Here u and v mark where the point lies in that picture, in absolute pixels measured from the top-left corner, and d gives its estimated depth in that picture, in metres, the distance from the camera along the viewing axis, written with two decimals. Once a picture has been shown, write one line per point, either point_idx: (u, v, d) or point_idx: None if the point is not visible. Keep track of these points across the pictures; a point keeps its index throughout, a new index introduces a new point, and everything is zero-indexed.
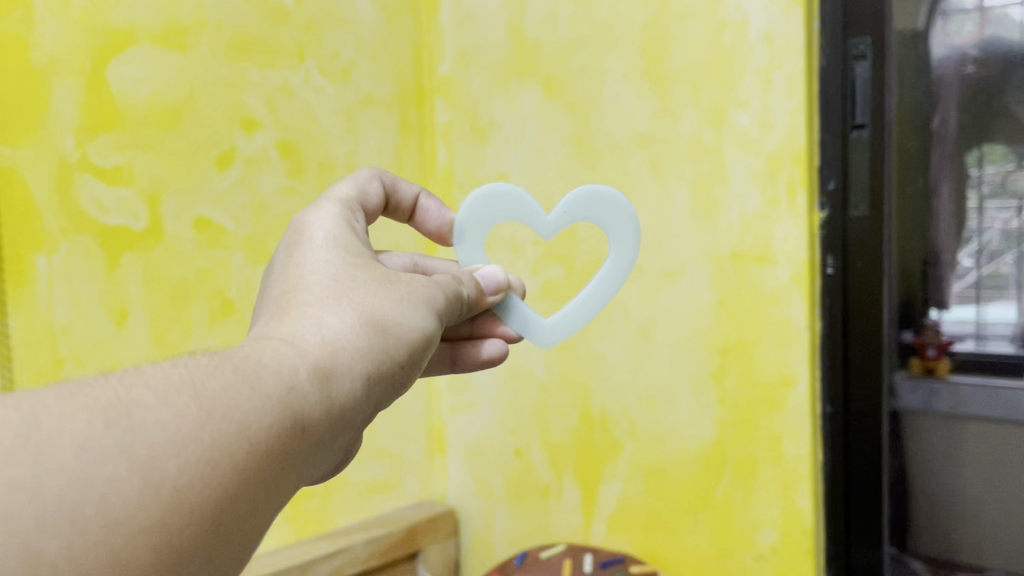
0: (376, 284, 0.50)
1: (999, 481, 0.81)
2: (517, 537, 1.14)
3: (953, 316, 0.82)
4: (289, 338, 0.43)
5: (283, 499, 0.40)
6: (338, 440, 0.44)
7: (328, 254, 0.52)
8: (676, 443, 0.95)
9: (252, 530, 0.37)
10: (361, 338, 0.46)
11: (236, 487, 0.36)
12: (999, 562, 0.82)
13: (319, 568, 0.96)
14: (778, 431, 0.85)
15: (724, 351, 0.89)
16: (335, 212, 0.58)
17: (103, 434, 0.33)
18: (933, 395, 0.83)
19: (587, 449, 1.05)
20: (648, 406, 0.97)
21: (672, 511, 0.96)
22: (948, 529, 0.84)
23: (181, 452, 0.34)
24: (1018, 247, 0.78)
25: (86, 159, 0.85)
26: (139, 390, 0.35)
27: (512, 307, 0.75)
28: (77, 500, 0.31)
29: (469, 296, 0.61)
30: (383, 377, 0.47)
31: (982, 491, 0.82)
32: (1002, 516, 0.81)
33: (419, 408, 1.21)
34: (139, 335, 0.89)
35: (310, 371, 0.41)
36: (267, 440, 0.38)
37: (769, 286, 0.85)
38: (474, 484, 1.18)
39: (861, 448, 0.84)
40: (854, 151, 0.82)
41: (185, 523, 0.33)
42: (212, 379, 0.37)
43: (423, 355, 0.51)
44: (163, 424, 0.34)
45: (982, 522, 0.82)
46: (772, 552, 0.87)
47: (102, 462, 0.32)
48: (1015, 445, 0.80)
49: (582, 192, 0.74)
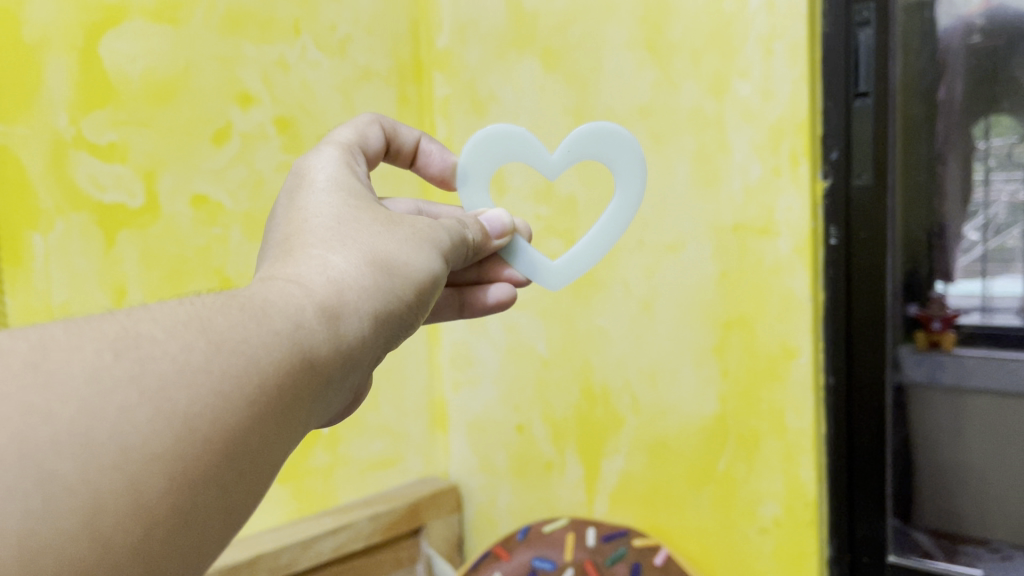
0: (379, 226, 0.50)
1: (1004, 455, 0.80)
2: (519, 513, 1.14)
3: (959, 289, 0.81)
4: (295, 279, 0.43)
5: (294, 438, 0.39)
6: (348, 380, 0.43)
7: (330, 198, 0.51)
8: (677, 417, 0.95)
9: (266, 465, 0.37)
10: (368, 277, 0.45)
11: (248, 419, 0.35)
12: (1003, 534, 0.81)
13: (322, 544, 0.97)
14: (780, 403, 0.85)
15: (726, 323, 0.89)
16: (335, 156, 0.58)
17: (112, 364, 0.32)
18: (938, 368, 0.82)
19: (590, 425, 1.05)
20: (650, 380, 0.97)
21: (675, 484, 0.96)
22: (955, 502, 0.83)
23: (191, 384, 0.33)
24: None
25: (80, 136, 0.84)
26: (145, 324, 0.35)
27: (519, 251, 0.74)
28: (91, 424, 0.30)
29: (474, 242, 0.60)
30: (389, 318, 0.46)
31: (986, 465, 0.81)
32: (1006, 490, 0.80)
33: (422, 385, 1.21)
34: None
35: (317, 309, 0.41)
36: (276, 375, 0.37)
37: (771, 257, 0.84)
38: (477, 459, 1.19)
39: (865, 420, 0.83)
40: (857, 119, 0.80)
41: (199, 454, 0.33)
42: (217, 315, 0.37)
43: (427, 298, 0.51)
44: (171, 356, 0.34)
45: (988, 496, 0.81)
46: (776, 525, 0.87)
47: (112, 391, 0.31)
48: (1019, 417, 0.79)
49: (585, 129, 0.72)
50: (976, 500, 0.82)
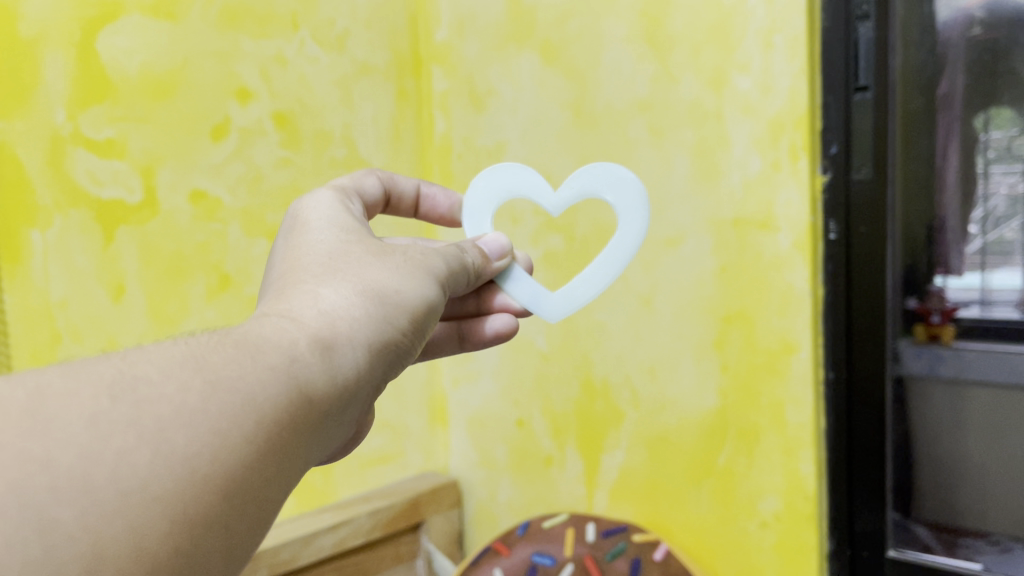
0: (375, 256, 0.50)
1: (1003, 447, 0.81)
2: (520, 507, 1.14)
3: (959, 281, 0.81)
4: (291, 313, 0.43)
5: (297, 472, 0.39)
6: (348, 412, 0.43)
7: (326, 233, 0.52)
8: (676, 412, 0.95)
9: (269, 500, 0.37)
10: (365, 307, 0.45)
11: (248, 456, 0.35)
12: (1003, 526, 0.81)
13: (322, 540, 0.97)
14: (781, 398, 0.85)
15: (726, 318, 0.89)
16: (333, 194, 0.58)
17: (109, 408, 0.32)
18: (938, 362, 0.82)
19: (589, 420, 1.05)
20: (650, 374, 0.97)
21: (675, 479, 0.96)
22: (954, 496, 0.84)
23: (189, 423, 0.33)
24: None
25: (78, 132, 0.84)
26: (142, 366, 0.35)
27: (514, 277, 0.72)
28: (87, 470, 0.30)
29: (475, 267, 0.60)
30: (388, 347, 0.46)
31: (986, 458, 0.82)
32: (1005, 482, 0.81)
33: (422, 380, 1.21)
34: (136, 309, 0.88)
35: (312, 341, 0.41)
36: (275, 410, 0.37)
37: (771, 252, 0.84)
38: (477, 454, 1.19)
39: (865, 415, 0.83)
40: (857, 113, 0.80)
41: (199, 493, 0.33)
42: (211, 353, 0.37)
43: (426, 324, 0.51)
44: (168, 397, 0.34)
45: (989, 489, 0.82)
46: (775, 519, 0.87)
47: (110, 435, 0.32)
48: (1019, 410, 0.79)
49: (591, 167, 0.73)
50: (975, 493, 0.83)
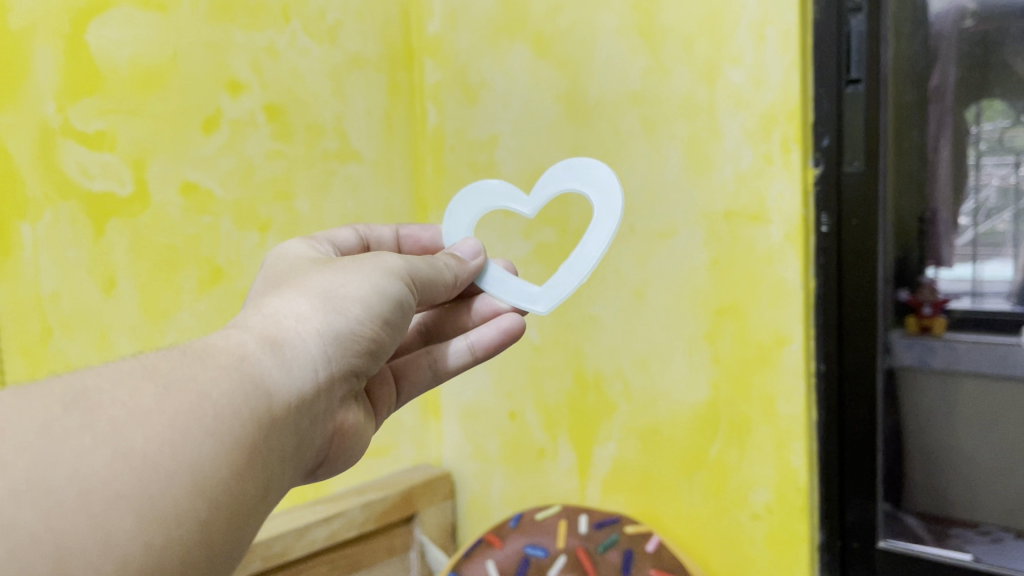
0: (326, 271, 0.53)
1: (993, 438, 0.81)
2: (513, 499, 1.14)
3: (951, 273, 0.81)
4: (244, 326, 0.46)
5: (267, 466, 0.41)
6: (310, 410, 0.46)
7: (279, 270, 0.55)
8: (668, 404, 0.95)
9: (240, 493, 0.38)
10: (315, 313, 0.48)
11: (210, 450, 0.37)
12: (993, 516, 0.81)
13: (315, 532, 0.97)
14: (772, 390, 0.85)
15: (718, 311, 0.89)
16: (293, 244, 0.62)
17: (62, 416, 0.34)
18: (929, 353, 0.82)
19: (582, 412, 1.05)
20: (642, 367, 0.97)
21: (666, 471, 0.96)
22: (944, 487, 0.84)
23: (144, 422, 0.35)
24: (1015, 204, 0.77)
25: (68, 124, 0.83)
26: (94, 379, 0.37)
27: (490, 277, 0.73)
28: (47, 471, 0.32)
29: (450, 272, 0.64)
30: (344, 347, 0.49)
31: (976, 449, 0.82)
32: (995, 472, 0.81)
33: None
34: (128, 302, 0.88)
35: (259, 343, 0.44)
36: (231, 405, 0.39)
37: (764, 244, 0.84)
38: (470, 447, 1.19)
39: (855, 405, 0.83)
40: (849, 106, 0.80)
41: (164, 486, 0.34)
42: (160, 363, 0.40)
43: (386, 326, 0.53)
44: (121, 402, 0.36)
45: (978, 481, 0.82)
46: (767, 511, 0.87)
47: (65, 438, 0.33)
48: (1008, 400, 0.79)
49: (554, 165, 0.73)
50: (964, 485, 0.83)
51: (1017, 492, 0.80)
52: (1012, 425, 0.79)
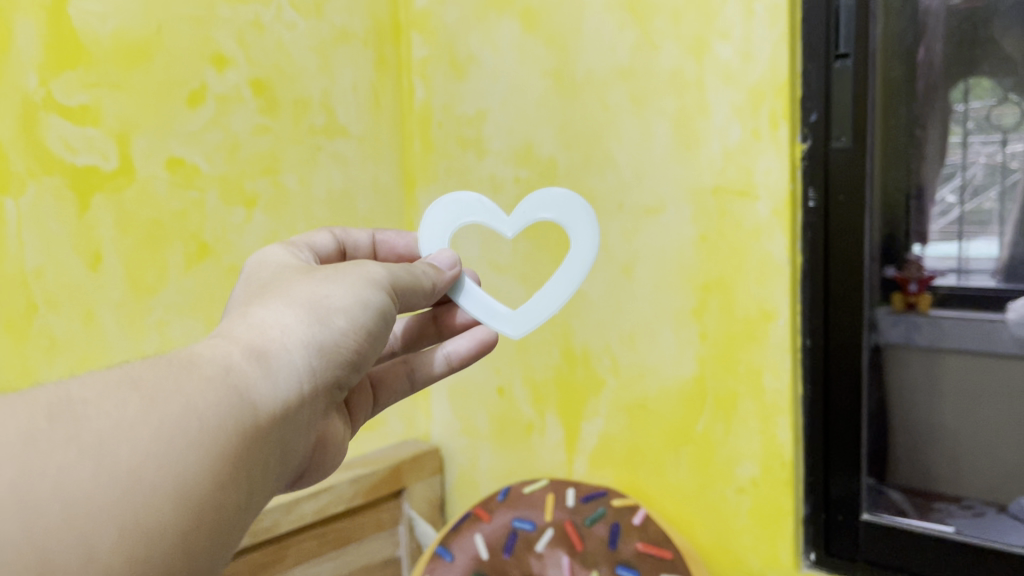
0: (317, 274, 0.53)
1: (976, 413, 0.81)
2: (501, 474, 1.15)
3: (935, 251, 0.81)
4: (232, 334, 0.46)
5: (251, 475, 0.41)
6: (296, 419, 0.46)
7: (271, 269, 0.55)
8: (655, 379, 0.96)
9: (222, 504, 0.39)
10: (302, 322, 0.48)
11: (193, 464, 0.37)
12: (976, 490, 0.82)
13: (304, 507, 0.97)
14: (758, 365, 0.86)
15: (705, 286, 0.89)
16: (283, 246, 0.62)
17: (47, 428, 0.35)
18: (914, 329, 0.83)
19: (570, 388, 1.05)
20: (629, 343, 0.98)
21: (653, 445, 0.97)
22: (927, 461, 0.85)
23: (128, 436, 0.36)
24: (1001, 182, 0.77)
25: (51, 97, 0.82)
26: (81, 388, 0.38)
27: (465, 290, 0.72)
28: (28, 486, 0.33)
29: (428, 280, 0.62)
30: (332, 355, 0.49)
31: (959, 425, 0.82)
32: (978, 447, 0.82)
33: None
34: (113, 277, 0.88)
35: (244, 354, 0.44)
36: (217, 418, 0.39)
37: (751, 221, 0.84)
38: (459, 423, 1.19)
39: (840, 381, 0.83)
40: (837, 82, 0.80)
41: (144, 502, 0.35)
42: (148, 374, 0.40)
43: (376, 331, 0.53)
44: (106, 414, 0.36)
45: (961, 456, 0.83)
46: (752, 485, 0.88)
47: (48, 452, 0.34)
48: (992, 376, 0.80)
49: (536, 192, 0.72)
50: (948, 460, 0.83)
51: (1000, 466, 0.80)
52: (995, 400, 0.80)
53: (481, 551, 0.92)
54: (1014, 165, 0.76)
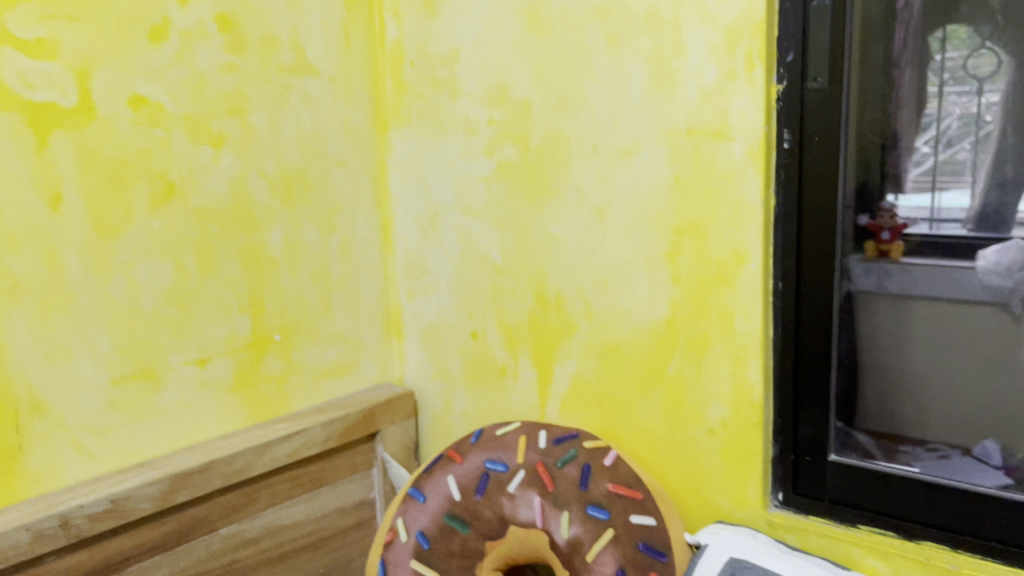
0: None
1: (946, 358, 0.82)
2: (475, 417, 1.15)
3: (909, 201, 0.80)
4: None
5: None
6: None
7: None
8: (628, 322, 0.96)
9: None
10: None
11: None
12: (941, 434, 0.83)
13: (276, 449, 0.97)
14: (730, 308, 0.86)
15: (678, 230, 0.89)
16: None
17: None
18: (886, 277, 0.83)
19: (543, 332, 1.05)
20: (603, 286, 0.97)
21: (625, 388, 0.98)
22: (896, 406, 0.85)
23: None
24: (975, 134, 0.76)
25: (4, 29, 0.79)
26: None
27: None
28: None
29: None
30: None
31: (928, 372, 0.83)
32: (946, 392, 0.82)
33: (375, 292, 1.19)
34: (75, 217, 0.85)
35: None
36: None
37: (724, 162, 0.84)
38: (432, 366, 1.19)
39: (811, 323, 0.84)
40: (814, 21, 0.79)
41: None
42: None
43: None
44: None
45: (927, 403, 0.83)
46: (722, 426, 0.89)
47: None
48: (964, 322, 0.80)
49: None
50: (914, 407, 0.84)
51: (968, 410, 0.81)
52: (966, 345, 0.80)
53: (454, 492, 0.93)
54: (988, 117, 0.75)
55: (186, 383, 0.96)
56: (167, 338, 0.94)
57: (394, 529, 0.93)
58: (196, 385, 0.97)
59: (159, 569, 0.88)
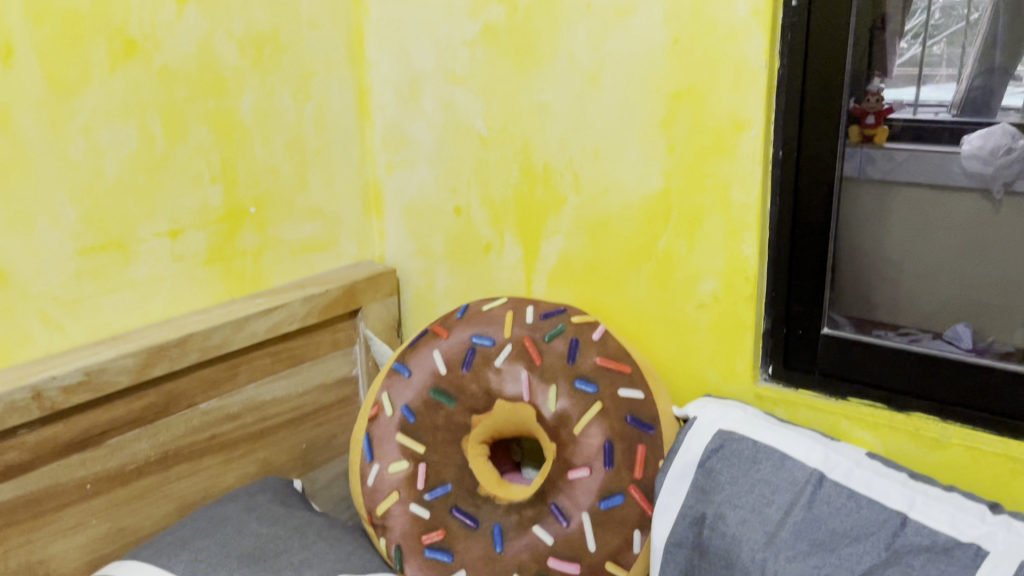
0: None
1: (929, 245, 0.79)
2: (458, 295, 1.13)
3: (892, 91, 0.76)
4: None
5: None
6: None
7: None
8: (619, 195, 0.92)
9: None
10: None
11: None
12: (913, 319, 0.81)
13: (254, 325, 0.95)
14: (726, 178, 0.83)
15: (675, 96, 0.85)
16: None
17: None
18: (868, 163, 0.79)
19: (529, 207, 1.02)
20: (593, 158, 0.93)
21: (614, 263, 0.95)
22: (869, 288, 0.83)
23: None
24: (957, 25, 0.72)
25: None
26: None
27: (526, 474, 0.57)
28: None
29: None
30: None
31: (903, 254, 0.80)
32: (919, 277, 0.80)
33: (353, 166, 1.14)
34: (28, 73, 0.78)
35: None
36: None
37: (726, 21, 0.79)
38: (413, 243, 1.15)
39: (811, 194, 0.81)
40: None
41: None
42: None
43: None
44: None
45: (902, 287, 0.81)
46: (713, 300, 0.87)
47: None
48: (959, 211, 0.76)
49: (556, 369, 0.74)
50: (889, 289, 0.82)
51: (940, 298, 0.79)
52: (948, 232, 0.77)
53: (439, 367, 0.93)
54: (976, 9, 0.71)
55: (157, 256, 0.92)
56: (135, 208, 0.89)
57: (379, 404, 0.94)
58: (168, 258, 0.93)
59: (138, 443, 0.87)
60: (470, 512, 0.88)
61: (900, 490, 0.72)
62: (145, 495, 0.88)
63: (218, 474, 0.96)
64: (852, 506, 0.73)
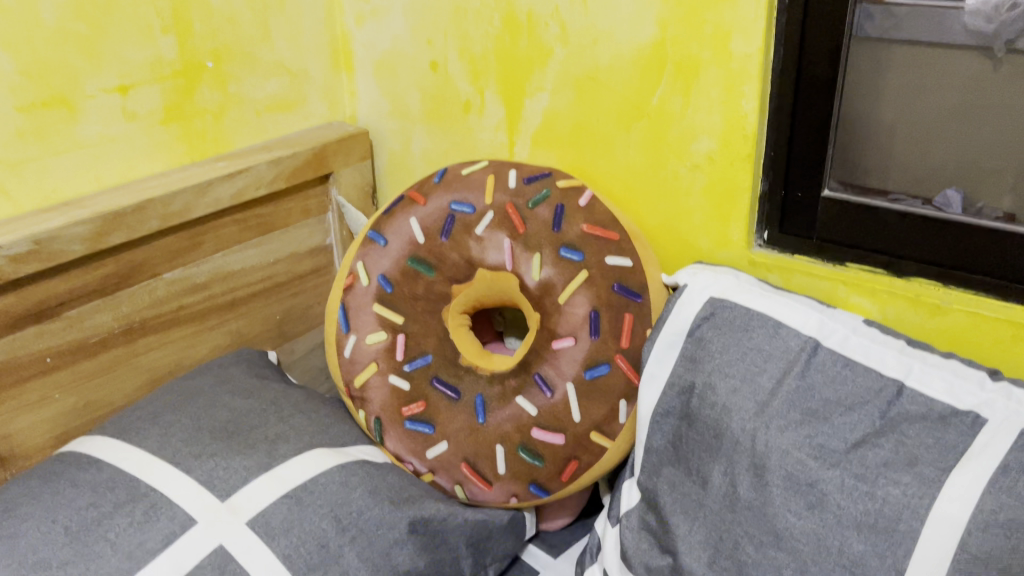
0: None
1: (921, 106, 0.74)
2: (436, 158, 1.06)
3: None
4: None
5: None
6: None
7: None
8: (609, 47, 0.85)
9: None
10: None
11: None
12: (903, 185, 0.76)
13: (218, 190, 0.88)
14: (728, 25, 0.76)
15: None
16: None
17: None
18: (867, 19, 0.72)
19: (511, 61, 0.94)
20: (581, 5, 0.85)
21: (603, 122, 0.89)
22: (858, 154, 0.78)
23: None
24: None
25: None
26: None
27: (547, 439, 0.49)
28: None
29: None
30: None
31: (894, 117, 0.75)
32: (910, 140, 0.75)
33: (319, 16, 1.05)
34: None
35: None
36: None
37: None
38: (387, 103, 1.08)
39: (817, 45, 0.74)
40: None
41: None
42: None
43: None
44: None
45: (893, 152, 0.76)
46: (708, 162, 0.82)
47: None
48: (957, 70, 0.71)
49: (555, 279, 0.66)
50: (878, 154, 0.77)
51: (931, 161, 0.75)
52: (942, 92, 0.72)
53: (417, 235, 0.87)
54: None
55: (107, 114, 0.85)
56: (79, 60, 0.81)
57: (354, 274, 0.89)
58: (120, 117, 0.86)
59: (101, 315, 0.82)
60: (451, 383, 0.85)
61: (897, 357, 0.70)
62: (112, 369, 0.85)
63: (189, 346, 0.92)
64: (848, 374, 0.70)
